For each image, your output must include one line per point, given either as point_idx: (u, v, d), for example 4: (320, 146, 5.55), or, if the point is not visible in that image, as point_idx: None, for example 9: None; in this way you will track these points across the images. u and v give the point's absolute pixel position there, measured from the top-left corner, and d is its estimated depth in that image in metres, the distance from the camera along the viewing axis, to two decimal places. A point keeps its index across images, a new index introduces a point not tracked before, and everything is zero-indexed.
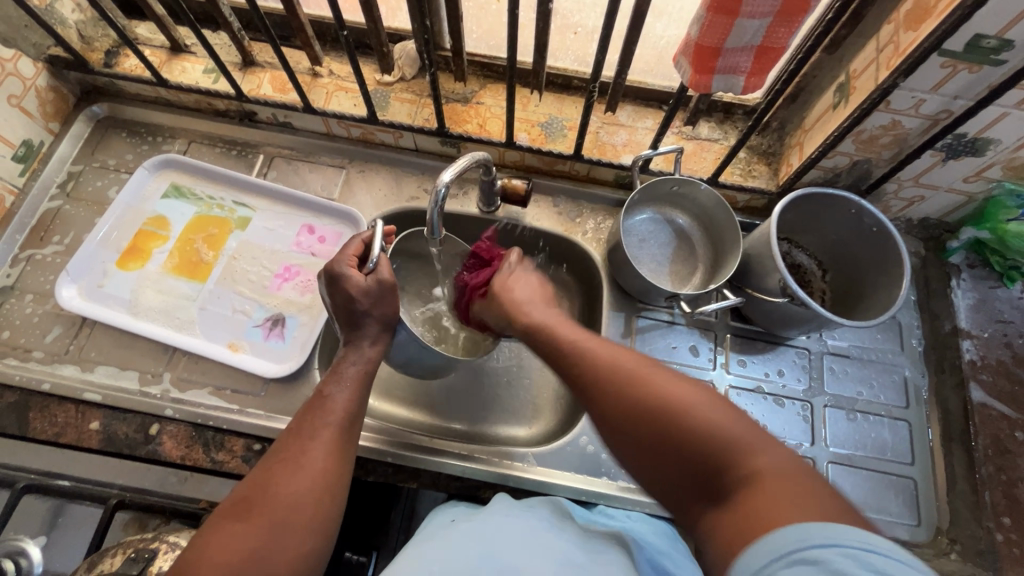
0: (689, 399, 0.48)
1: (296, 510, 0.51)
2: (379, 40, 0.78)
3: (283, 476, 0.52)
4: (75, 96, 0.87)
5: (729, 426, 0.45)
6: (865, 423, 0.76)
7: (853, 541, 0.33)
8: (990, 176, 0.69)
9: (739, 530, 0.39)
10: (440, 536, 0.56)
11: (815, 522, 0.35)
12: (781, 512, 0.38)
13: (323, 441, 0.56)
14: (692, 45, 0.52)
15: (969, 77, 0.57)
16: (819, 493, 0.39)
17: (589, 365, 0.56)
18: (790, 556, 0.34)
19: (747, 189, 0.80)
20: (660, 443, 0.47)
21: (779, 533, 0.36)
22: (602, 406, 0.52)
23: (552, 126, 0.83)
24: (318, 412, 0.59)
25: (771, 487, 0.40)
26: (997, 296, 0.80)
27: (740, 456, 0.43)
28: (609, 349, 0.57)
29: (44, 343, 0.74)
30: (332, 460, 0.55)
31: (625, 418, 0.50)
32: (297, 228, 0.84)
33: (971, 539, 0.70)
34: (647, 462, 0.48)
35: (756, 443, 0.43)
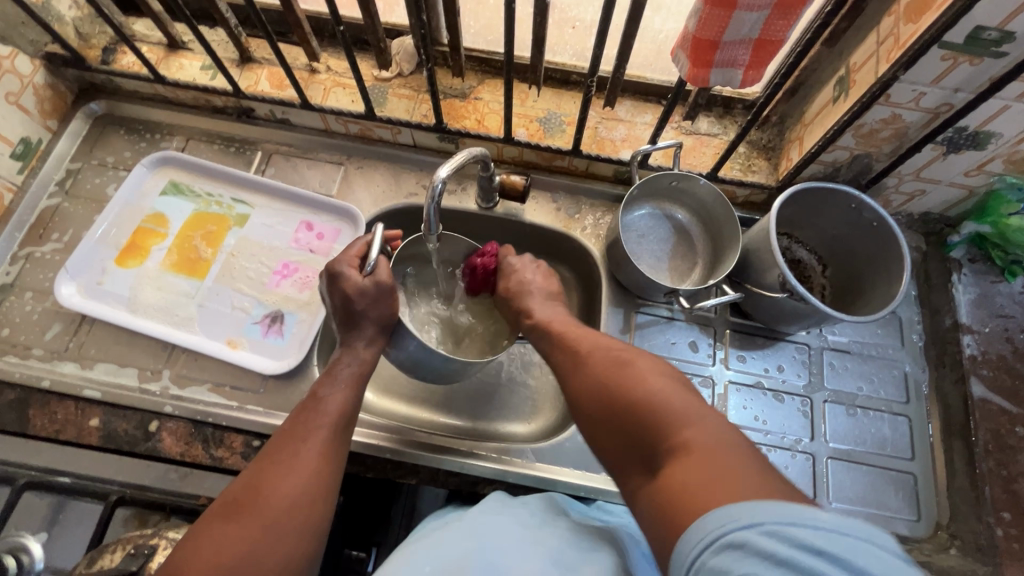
0: (646, 377, 0.51)
1: (290, 511, 0.51)
2: (376, 35, 0.77)
3: (276, 477, 0.52)
4: (73, 94, 0.87)
5: (674, 401, 0.47)
6: (865, 418, 0.76)
7: (773, 517, 0.34)
8: (991, 170, 0.68)
9: (669, 499, 0.42)
10: (429, 536, 0.56)
11: (736, 504, 0.37)
12: (702, 482, 0.40)
13: (316, 442, 0.56)
14: (690, 38, 0.51)
15: (970, 70, 0.57)
16: (747, 468, 0.40)
17: (568, 349, 0.60)
18: (717, 543, 0.36)
19: (746, 184, 0.80)
20: (612, 416, 0.51)
21: (705, 519, 0.38)
22: (571, 384, 0.57)
23: (551, 121, 0.82)
24: (309, 413, 0.59)
25: (697, 458, 0.42)
26: (998, 291, 0.80)
27: (675, 428, 0.45)
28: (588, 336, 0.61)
29: (44, 340, 0.74)
30: (323, 463, 0.55)
31: (586, 394, 0.54)
32: (296, 225, 0.84)
33: (970, 534, 0.70)
34: (603, 435, 0.52)
35: (694, 417, 0.46)
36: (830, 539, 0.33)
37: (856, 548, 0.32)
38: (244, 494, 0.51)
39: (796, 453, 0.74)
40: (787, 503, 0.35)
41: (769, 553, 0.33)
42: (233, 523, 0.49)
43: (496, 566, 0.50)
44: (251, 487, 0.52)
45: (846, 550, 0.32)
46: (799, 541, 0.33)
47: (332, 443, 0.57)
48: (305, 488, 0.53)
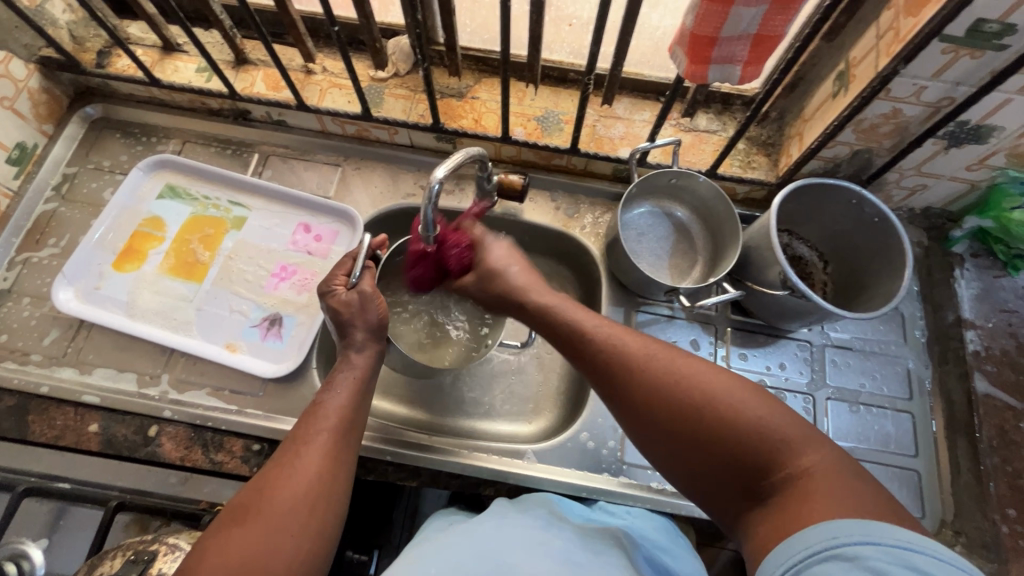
0: (731, 394, 0.47)
1: (292, 514, 0.50)
2: (372, 35, 0.77)
3: (280, 481, 0.52)
4: (68, 97, 0.87)
5: (773, 422, 0.45)
6: (868, 415, 0.75)
7: (890, 539, 0.36)
8: (993, 164, 0.68)
9: (783, 530, 0.40)
10: (438, 539, 0.56)
11: (851, 520, 0.37)
12: (829, 513, 0.39)
13: (318, 445, 0.55)
14: (687, 35, 0.51)
15: (970, 63, 0.56)
16: (857, 486, 0.41)
17: (618, 355, 0.53)
18: (824, 552, 0.37)
19: (746, 180, 0.79)
20: (701, 444, 0.46)
21: (813, 530, 0.38)
22: (634, 404, 0.51)
23: (548, 120, 0.82)
24: (311, 416, 0.58)
25: (817, 489, 0.41)
26: (1001, 285, 0.79)
27: (784, 454, 0.43)
28: (632, 339, 0.54)
29: (42, 346, 0.74)
30: (326, 467, 0.54)
31: (665, 418, 0.48)
32: (294, 227, 0.83)
33: (976, 530, 0.69)
34: (686, 462, 0.48)
35: (800, 439, 0.44)
36: (943, 568, 0.34)
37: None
38: (249, 499, 0.51)
39: None
40: (900, 527, 0.36)
41: (880, 571, 0.34)
42: (239, 528, 0.48)
43: (499, 565, 0.50)
44: (258, 492, 0.51)
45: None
46: (913, 564, 0.34)
47: (335, 444, 0.56)
48: (306, 491, 0.52)
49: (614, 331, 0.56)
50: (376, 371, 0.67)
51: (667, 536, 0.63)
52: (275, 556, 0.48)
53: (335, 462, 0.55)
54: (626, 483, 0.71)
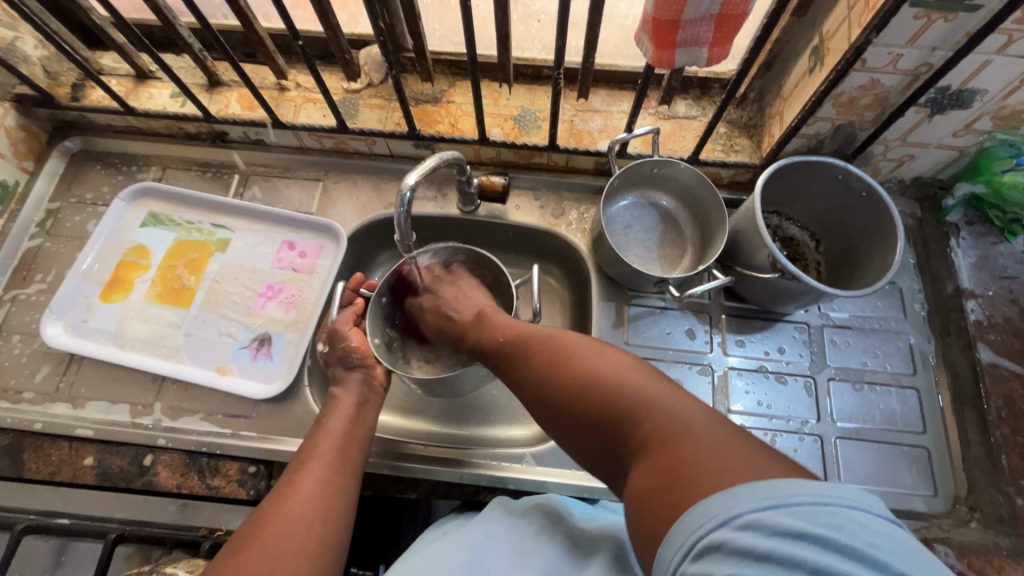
0: (601, 367, 0.48)
1: (292, 542, 0.49)
2: (341, 47, 0.76)
3: (275, 505, 0.52)
4: (47, 133, 0.87)
5: (640, 389, 0.45)
6: (872, 393, 0.74)
7: (749, 506, 0.32)
8: (980, 128, 0.66)
9: (640, 502, 0.39)
10: (426, 549, 0.55)
11: (710, 497, 0.34)
12: (678, 480, 0.36)
13: (317, 473, 0.55)
14: (650, 20, 0.49)
15: (945, 27, 0.54)
16: (710, 438, 0.38)
17: (516, 355, 0.57)
18: (695, 550, 0.33)
19: (729, 164, 0.78)
20: (579, 419, 0.47)
21: (680, 524, 0.34)
22: (532, 392, 0.53)
23: (525, 118, 0.81)
24: (308, 444, 0.59)
25: (665, 447, 0.39)
26: (999, 252, 0.77)
27: (641, 417, 0.43)
28: (539, 335, 0.57)
29: (34, 383, 0.74)
30: (320, 487, 0.54)
31: (550, 401, 0.50)
32: (277, 245, 0.83)
33: (990, 505, 0.67)
34: (578, 441, 0.48)
35: (657, 401, 0.43)
36: (805, 515, 0.31)
37: (829, 516, 0.30)
38: (248, 531, 0.50)
39: (803, 437, 0.72)
40: (740, 488, 0.33)
41: (748, 548, 0.30)
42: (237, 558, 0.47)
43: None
44: (256, 524, 0.51)
45: (822, 525, 0.30)
46: (776, 527, 0.30)
47: (330, 468, 0.56)
48: (306, 519, 0.51)
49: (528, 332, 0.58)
50: (376, 400, 0.67)
51: None
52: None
53: (334, 489, 0.55)
54: None
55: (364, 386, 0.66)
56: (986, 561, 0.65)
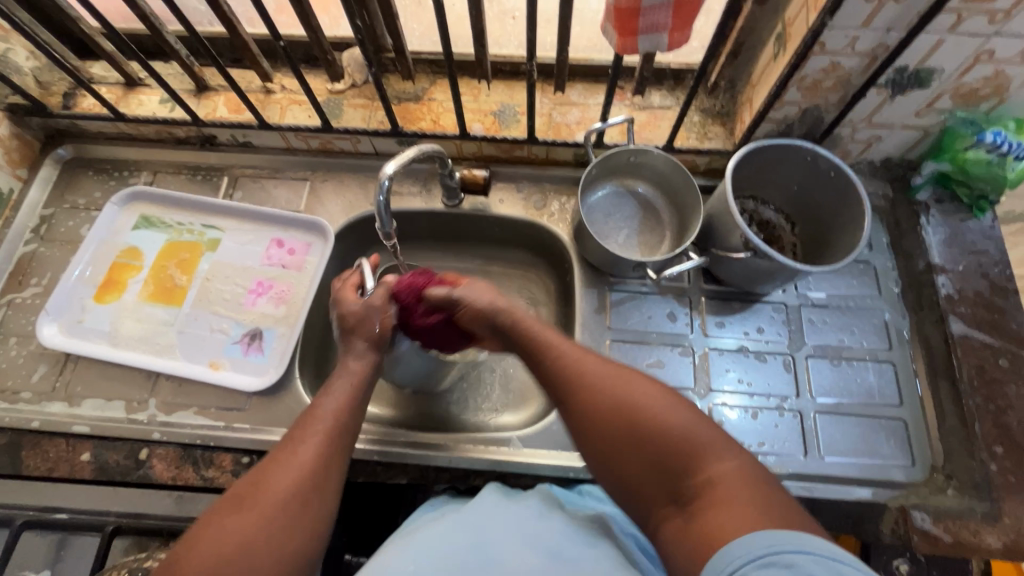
0: (657, 403, 0.50)
1: (285, 509, 0.50)
2: (323, 49, 0.78)
3: (274, 475, 0.52)
4: (41, 142, 0.89)
5: (698, 429, 0.48)
6: (849, 369, 0.76)
7: (821, 549, 0.37)
8: (941, 107, 0.69)
9: (698, 536, 0.43)
10: (429, 526, 0.56)
11: (779, 533, 0.39)
12: (740, 520, 0.41)
13: (315, 444, 0.55)
14: (612, 9, 0.52)
15: (896, 8, 0.57)
16: (767, 489, 0.44)
17: (562, 368, 0.56)
18: (759, 561, 0.38)
19: (704, 151, 0.80)
20: (631, 447, 0.50)
21: (742, 543, 0.40)
22: (576, 410, 0.54)
23: (505, 113, 0.83)
24: (311, 415, 0.58)
25: (727, 490, 0.44)
26: (968, 228, 0.79)
27: (702, 458, 0.47)
28: (586, 354, 0.57)
29: (31, 383, 0.75)
30: (320, 463, 0.54)
31: (598, 424, 0.52)
32: (267, 243, 0.85)
33: (966, 471, 0.69)
34: (618, 466, 0.51)
35: (718, 446, 0.47)
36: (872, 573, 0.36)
37: None
38: (242, 492, 0.51)
39: (783, 412, 0.73)
40: (806, 534, 0.39)
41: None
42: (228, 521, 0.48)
43: (495, 560, 0.50)
44: (251, 486, 0.51)
45: None
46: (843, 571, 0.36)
47: (331, 443, 0.56)
48: (299, 489, 0.51)
49: (575, 348, 0.58)
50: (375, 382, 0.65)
51: None
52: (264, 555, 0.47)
53: (327, 461, 0.55)
54: None
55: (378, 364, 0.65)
56: (962, 526, 0.66)
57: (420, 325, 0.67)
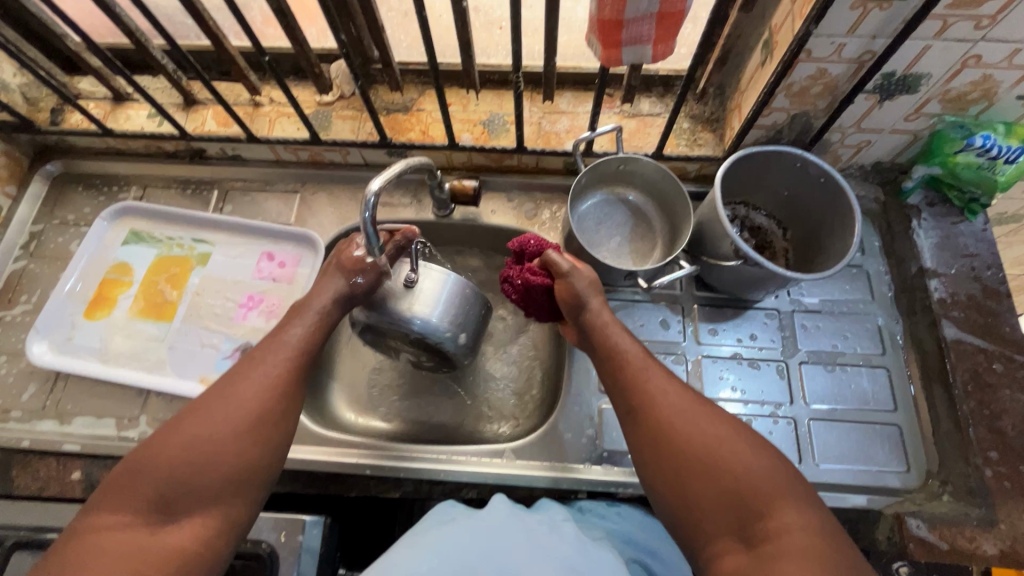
0: (737, 444, 0.51)
1: (242, 417, 0.52)
2: (309, 62, 0.78)
3: (238, 384, 0.55)
4: (29, 158, 0.89)
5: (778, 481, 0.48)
6: (844, 375, 0.75)
7: None
8: (930, 112, 0.69)
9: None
10: (443, 531, 0.56)
11: None
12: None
13: (274, 367, 0.57)
14: (595, 21, 0.52)
15: (882, 15, 0.57)
16: (837, 550, 0.44)
17: (644, 386, 0.57)
18: None
19: (694, 158, 0.80)
20: (703, 477, 0.49)
21: None
22: (651, 428, 0.54)
23: (494, 122, 0.83)
24: (273, 339, 0.60)
25: (799, 543, 0.44)
26: (960, 231, 0.79)
27: (774, 504, 0.46)
28: (668, 380, 0.57)
29: (21, 402, 0.75)
30: (280, 376, 0.57)
31: (674, 446, 0.52)
32: (258, 256, 0.84)
33: (961, 477, 0.68)
34: (681, 490, 0.50)
35: (797, 501, 0.47)
36: None
37: None
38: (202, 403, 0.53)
39: (777, 420, 0.73)
40: None
41: None
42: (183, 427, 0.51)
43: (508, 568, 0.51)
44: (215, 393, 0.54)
45: None
46: None
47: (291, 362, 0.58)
48: (256, 404, 0.54)
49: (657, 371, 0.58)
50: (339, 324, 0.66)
51: (654, 536, 0.65)
52: (219, 460, 0.50)
53: (286, 382, 0.56)
54: (608, 470, 0.71)
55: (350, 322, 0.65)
56: (959, 533, 0.66)
57: (518, 281, 0.68)
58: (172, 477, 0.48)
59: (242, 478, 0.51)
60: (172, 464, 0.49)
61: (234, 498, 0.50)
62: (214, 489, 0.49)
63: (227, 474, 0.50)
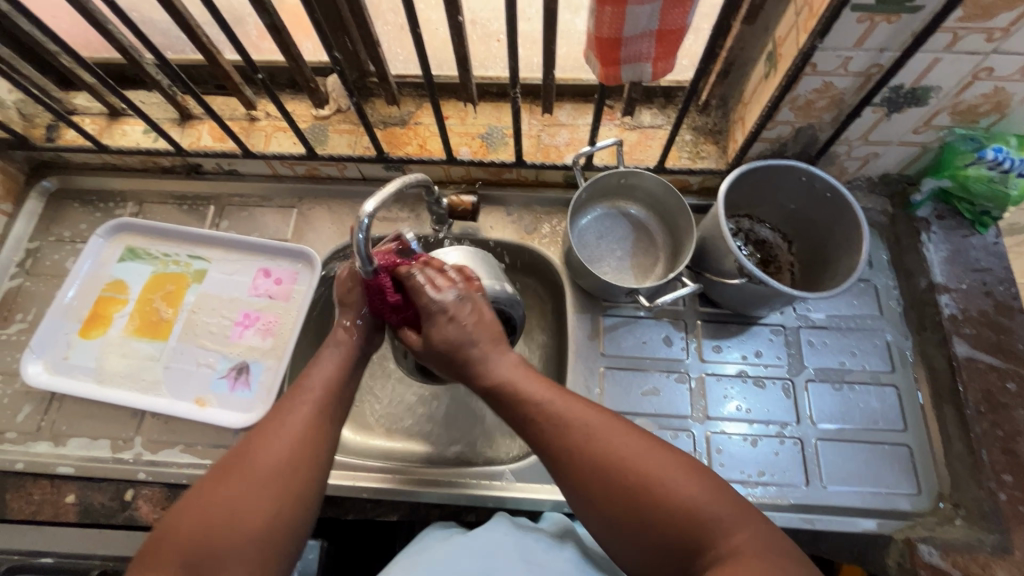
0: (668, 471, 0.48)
1: (269, 481, 0.50)
2: (305, 76, 0.77)
3: (262, 443, 0.52)
4: (26, 175, 0.88)
5: (710, 504, 0.47)
6: (852, 393, 0.74)
7: None
8: (939, 124, 0.67)
9: None
10: (436, 549, 0.55)
11: None
12: None
13: (299, 420, 0.54)
14: (592, 38, 0.50)
15: (889, 29, 0.55)
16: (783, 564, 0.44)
17: (561, 430, 0.53)
18: None
19: (696, 171, 0.78)
20: (643, 514, 0.47)
21: None
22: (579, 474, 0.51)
23: (492, 135, 0.82)
24: (295, 390, 0.57)
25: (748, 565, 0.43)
26: (971, 244, 0.77)
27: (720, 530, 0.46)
28: (582, 416, 0.53)
29: (15, 423, 0.74)
30: (310, 430, 0.54)
31: (609, 491, 0.49)
32: (254, 273, 0.83)
33: (973, 501, 0.66)
34: (624, 539, 0.48)
35: (729, 521, 0.46)
36: None
37: None
38: (229, 466, 0.51)
39: (783, 440, 0.71)
40: None
41: None
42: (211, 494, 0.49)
43: None
44: (239, 457, 0.51)
45: None
46: None
47: (318, 413, 0.55)
48: (288, 460, 0.52)
49: (565, 409, 0.54)
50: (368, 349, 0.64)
51: None
52: (243, 526, 0.47)
53: (319, 432, 0.54)
54: None
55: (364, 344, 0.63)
56: (971, 560, 0.63)
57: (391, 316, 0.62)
58: (197, 549, 0.46)
59: (270, 541, 0.48)
60: (197, 534, 0.47)
61: (263, 564, 0.47)
62: (239, 562, 0.46)
63: (254, 540, 0.47)
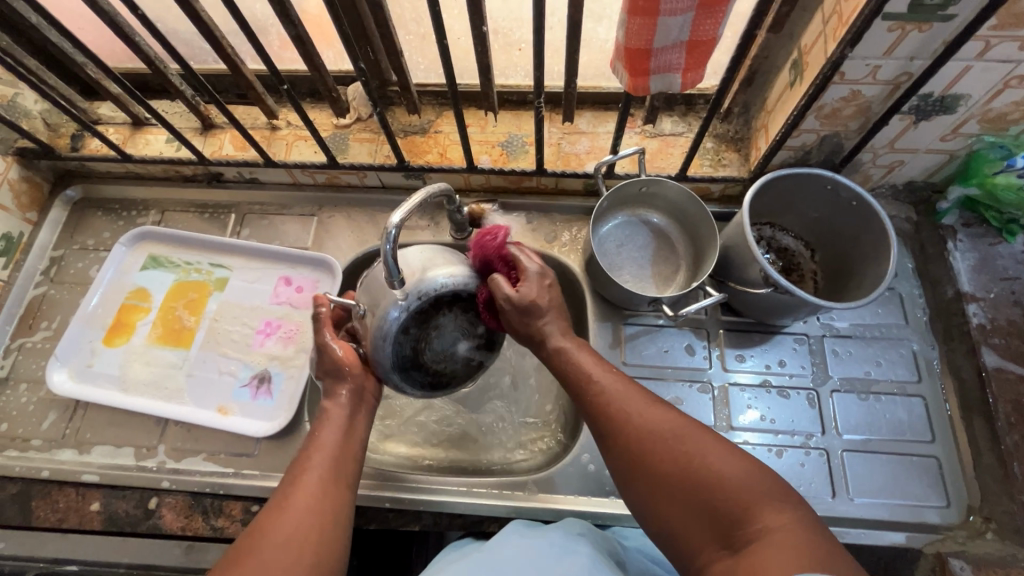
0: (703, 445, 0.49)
1: (284, 556, 0.47)
2: (327, 85, 0.77)
3: (273, 518, 0.50)
4: (50, 183, 0.89)
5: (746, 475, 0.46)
6: (878, 403, 0.73)
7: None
8: (968, 132, 0.66)
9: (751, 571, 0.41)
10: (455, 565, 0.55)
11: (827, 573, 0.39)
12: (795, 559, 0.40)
13: (309, 489, 0.52)
14: (621, 49, 0.50)
15: (920, 37, 0.54)
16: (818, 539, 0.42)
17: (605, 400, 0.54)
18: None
19: (718, 178, 0.78)
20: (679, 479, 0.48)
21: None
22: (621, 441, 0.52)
23: (512, 143, 0.82)
24: (301, 458, 0.56)
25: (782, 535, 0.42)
26: (999, 253, 0.76)
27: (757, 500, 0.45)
28: (633, 392, 0.55)
29: (41, 430, 0.75)
30: (319, 498, 0.52)
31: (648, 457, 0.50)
32: (275, 281, 0.84)
33: (1006, 515, 0.65)
34: (658, 506, 0.49)
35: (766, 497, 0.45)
36: None
37: None
38: (241, 545, 0.49)
39: (809, 451, 0.70)
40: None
41: None
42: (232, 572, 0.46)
43: None
44: (251, 535, 0.49)
45: None
46: None
47: (326, 480, 0.54)
48: (306, 528, 0.50)
49: (618, 382, 0.56)
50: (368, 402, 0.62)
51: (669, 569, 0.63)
52: None
53: (332, 496, 0.53)
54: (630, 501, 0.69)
55: (359, 397, 0.61)
56: None
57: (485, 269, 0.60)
58: None
59: None
60: None
61: None
62: None
63: None
